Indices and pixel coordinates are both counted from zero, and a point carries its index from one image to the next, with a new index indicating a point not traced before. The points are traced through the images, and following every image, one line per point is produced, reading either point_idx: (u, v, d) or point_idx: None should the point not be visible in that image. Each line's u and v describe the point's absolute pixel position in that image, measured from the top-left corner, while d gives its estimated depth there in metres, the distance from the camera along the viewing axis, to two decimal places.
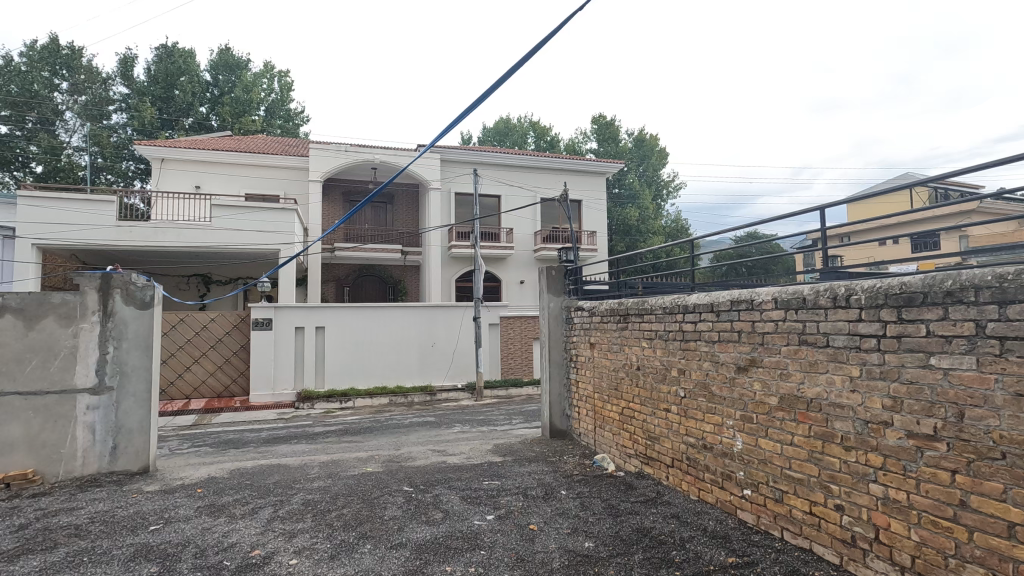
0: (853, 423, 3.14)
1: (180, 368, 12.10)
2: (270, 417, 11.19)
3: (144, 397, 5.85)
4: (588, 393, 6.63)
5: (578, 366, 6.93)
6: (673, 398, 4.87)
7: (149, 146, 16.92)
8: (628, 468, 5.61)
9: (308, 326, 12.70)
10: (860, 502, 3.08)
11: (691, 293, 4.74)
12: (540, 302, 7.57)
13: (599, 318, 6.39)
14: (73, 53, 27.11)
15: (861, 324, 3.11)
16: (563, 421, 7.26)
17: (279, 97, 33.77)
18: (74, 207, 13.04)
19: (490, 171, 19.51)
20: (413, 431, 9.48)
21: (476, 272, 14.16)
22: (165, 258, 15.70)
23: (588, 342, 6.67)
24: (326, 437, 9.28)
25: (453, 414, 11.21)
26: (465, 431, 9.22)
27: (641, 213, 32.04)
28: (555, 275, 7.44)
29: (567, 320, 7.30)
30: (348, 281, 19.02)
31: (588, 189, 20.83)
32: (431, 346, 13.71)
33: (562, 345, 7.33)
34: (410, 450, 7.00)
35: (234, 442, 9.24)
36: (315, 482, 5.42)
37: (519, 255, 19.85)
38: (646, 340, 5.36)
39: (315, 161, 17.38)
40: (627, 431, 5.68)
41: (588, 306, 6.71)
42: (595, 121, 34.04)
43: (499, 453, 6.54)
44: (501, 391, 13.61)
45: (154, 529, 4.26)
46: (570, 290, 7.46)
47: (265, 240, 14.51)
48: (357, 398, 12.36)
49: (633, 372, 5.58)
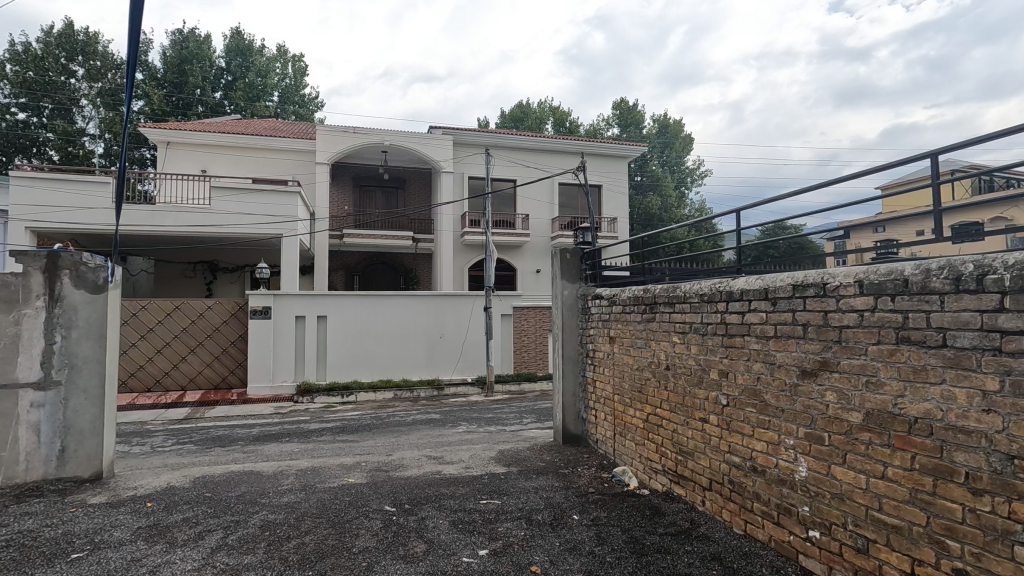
0: (986, 457, 2.20)
1: (175, 358, 11.48)
2: (266, 411, 10.52)
3: (99, 394, 5.12)
4: (607, 393, 5.73)
5: (596, 362, 6.02)
6: (712, 406, 3.96)
7: (154, 129, 16.34)
8: (654, 485, 4.72)
9: (309, 315, 11.97)
10: (996, 571, 2.15)
11: (737, 277, 3.81)
12: (553, 290, 6.67)
13: (620, 307, 5.47)
14: (89, 39, 26.76)
15: (1001, 317, 2.16)
16: (578, 425, 6.37)
17: (293, 82, 33.13)
18: (69, 189, 12.48)
19: (506, 154, 18.59)
20: (415, 430, 8.72)
21: (489, 260, 13.29)
22: (167, 243, 15.14)
23: (607, 336, 5.76)
24: (321, 435, 8.56)
25: (460, 410, 10.42)
26: (471, 431, 8.41)
27: (663, 202, 30.91)
28: (570, 259, 6.55)
29: (584, 310, 6.39)
30: (358, 270, 18.33)
31: (608, 174, 19.77)
32: (439, 338, 12.92)
33: (578, 339, 6.43)
34: (404, 455, 6.17)
35: (222, 439, 8.54)
36: (283, 497, 4.62)
37: (536, 243, 18.94)
38: (677, 334, 4.43)
39: (322, 142, 16.63)
40: (653, 442, 4.78)
41: (608, 293, 5.76)
42: (616, 106, 32.88)
43: (503, 462, 5.66)
44: (514, 386, 12.77)
45: (75, 558, 3.51)
46: (588, 276, 6.55)
47: (267, 225, 13.82)
48: (360, 392, 11.64)
49: (661, 372, 4.65)
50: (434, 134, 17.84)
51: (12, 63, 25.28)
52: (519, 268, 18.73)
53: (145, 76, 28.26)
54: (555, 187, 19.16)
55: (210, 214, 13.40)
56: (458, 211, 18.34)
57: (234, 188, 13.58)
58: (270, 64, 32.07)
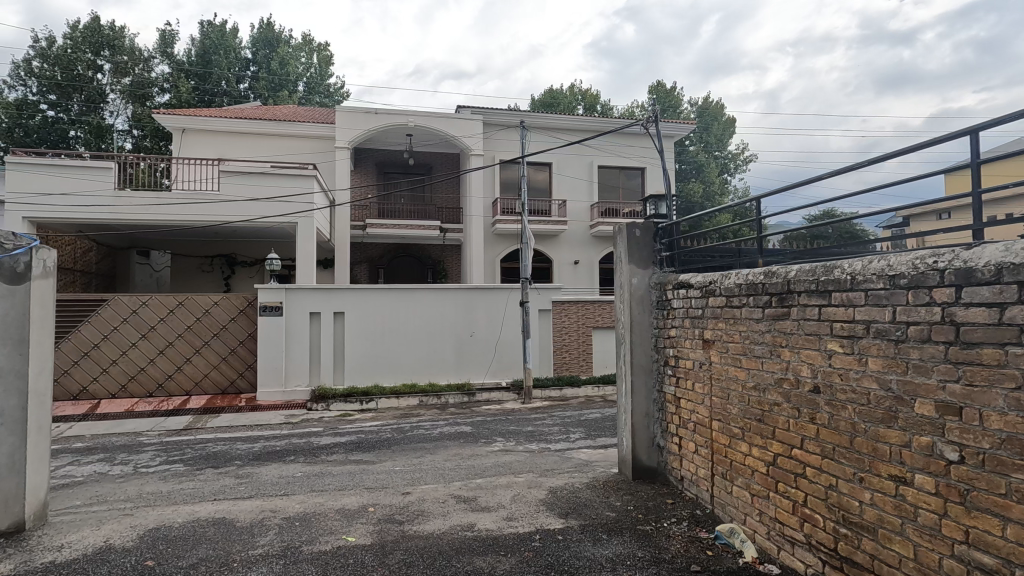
0: None
1: (178, 360, 10.37)
2: (276, 420, 9.28)
3: (20, 418, 3.82)
4: (699, 416, 4.20)
5: (680, 374, 4.48)
6: (921, 461, 2.40)
7: (168, 115, 15.36)
8: (790, 563, 3.17)
9: (325, 312, 10.74)
10: None
11: (979, 246, 2.23)
12: (618, 277, 5.14)
13: (721, 298, 3.92)
14: (115, 33, 25.73)
15: None
16: (652, 455, 4.82)
17: (318, 72, 32.17)
18: (72, 175, 11.55)
19: (541, 134, 17.07)
20: (442, 448, 7.31)
21: (526, 248, 11.77)
22: (182, 234, 14.14)
23: (700, 337, 4.19)
24: (332, 454, 7.24)
25: (494, 422, 8.93)
26: (509, 451, 6.97)
27: (706, 188, 29.06)
28: (640, 239, 4.99)
29: (659, 303, 4.86)
30: (382, 263, 17.12)
31: (651, 154, 18.00)
32: (469, 336, 11.50)
33: (652, 340, 4.89)
34: (426, 494, 4.70)
35: (218, 456, 7.27)
36: (251, 573, 3.22)
37: (573, 231, 17.36)
38: (840, 339, 2.85)
39: (341, 124, 15.36)
40: (787, 497, 3.22)
41: (693, 279, 4.31)
42: (653, 89, 30.89)
43: (557, 510, 4.16)
44: (554, 392, 11.21)
45: None
46: (663, 259, 5.03)
47: (280, 212, 12.61)
48: (380, 398, 10.28)
49: (805, 396, 3.09)
50: (461, 114, 16.45)
51: (40, 59, 24.80)
52: (556, 259, 17.18)
53: (171, 67, 27.21)
54: (594, 169, 17.51)
55: (219, 201, 12.28)
56: (489, 198, 16.93)
57: (244, 171, 12.39)
58: (294, 53, 31.10)
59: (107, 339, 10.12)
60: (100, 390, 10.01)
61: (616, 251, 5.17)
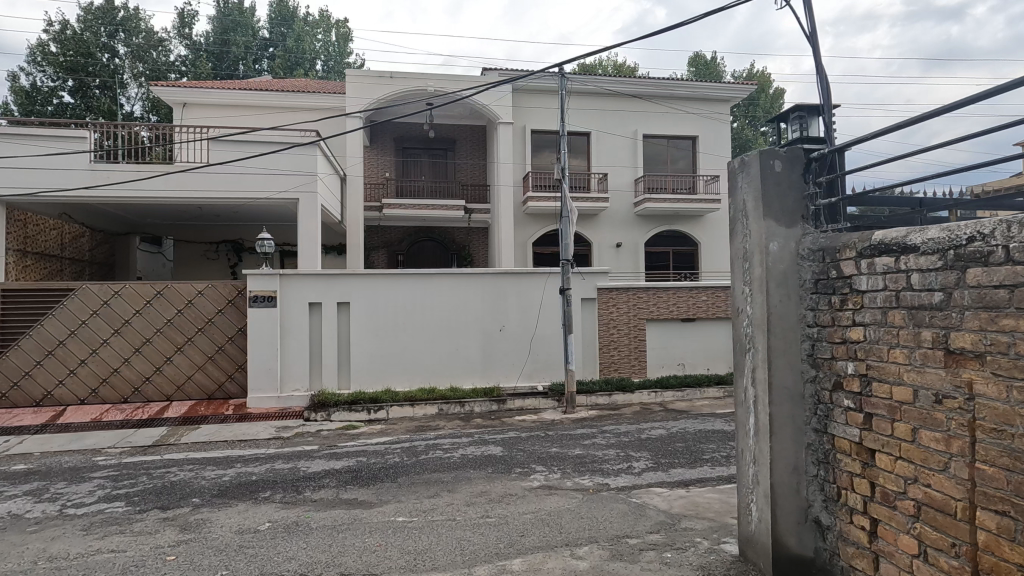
0: None
1: (157, 359, 8.82)
2: (264, 434, 7.61)
3: None
4: (931, 494, 2.23)
5: (878, 410, 2.50)
6: None
7: (167, 87, 13.92)
8: None
9: (327, 303, 9.05)
10: None
11: None
12: (741, 242, 3.18)
13: (1013, 268, 1.91)
14: (130, 15, 24.49)
15: None
16: (805, 540, 2.88)
17: (336, 52, 30.57)
18: (44, 149, 10.08)
19: (577, 100, 15.10)
20: (464, 482, 5.46)
21: (569, 224, 9.80)
22: (178, 214, 12.59)
23: (946, 347, 2.18)
24: (319, 488, 5.49)
25: (531, 439, 7.07)
26: (554, 491, 5.07)
27: None
28: (783, 176, 3.00)
29: (817, 284, 2.86)
30: (402, 249, 15.38)
31: (703, 122, 15.75)
32: (499, 331, 9.63)
33: (804, 347, 2.91)
34: None
35: (176, 488, 5.63)
36: None
37: (615, 210, 15.33)
38: None
39: (354, 91, 13.64)
40: None
41: (915, 238, 2.32)
42: (692, 62, 28.34)
43: None
44: (601, 398, 9.29)
45: None
46: (819, 211, 3.02)
47: (280, 188, 10.93)
48: (392, 407, 8.52)
49: None
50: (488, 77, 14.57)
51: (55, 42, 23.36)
52: (596, 241, 15.17)
53: (188, 49, 25.88)
54: (639, 139, 15.37)
55: (209, 174, 10.64)
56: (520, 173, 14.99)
57: (239, 141, 10.76)
58: (310, 30, 29.67)
59: (73, 336, 8.61)
60: (67, 395, 8.55)
61: (740, 200, 3.21)
